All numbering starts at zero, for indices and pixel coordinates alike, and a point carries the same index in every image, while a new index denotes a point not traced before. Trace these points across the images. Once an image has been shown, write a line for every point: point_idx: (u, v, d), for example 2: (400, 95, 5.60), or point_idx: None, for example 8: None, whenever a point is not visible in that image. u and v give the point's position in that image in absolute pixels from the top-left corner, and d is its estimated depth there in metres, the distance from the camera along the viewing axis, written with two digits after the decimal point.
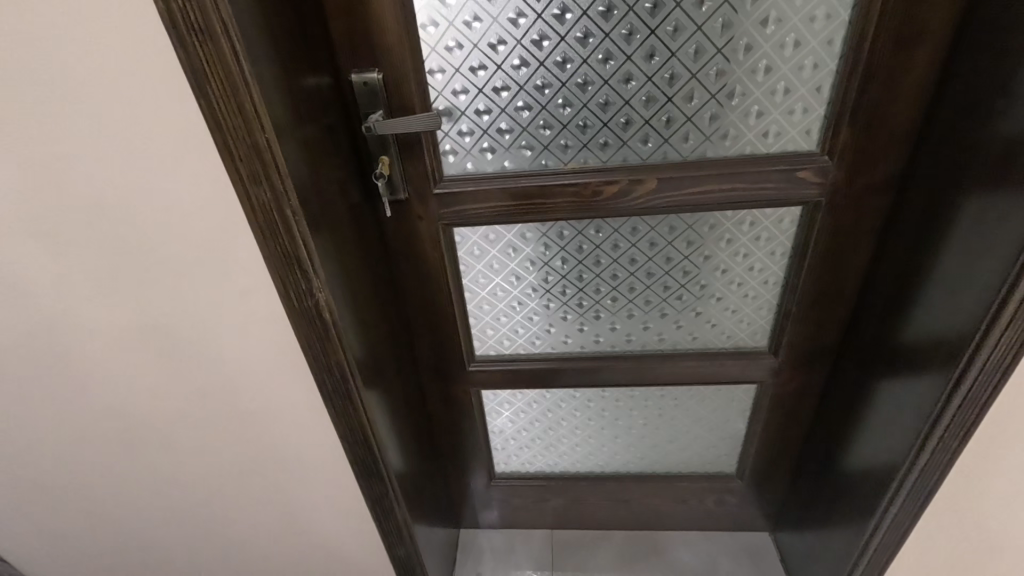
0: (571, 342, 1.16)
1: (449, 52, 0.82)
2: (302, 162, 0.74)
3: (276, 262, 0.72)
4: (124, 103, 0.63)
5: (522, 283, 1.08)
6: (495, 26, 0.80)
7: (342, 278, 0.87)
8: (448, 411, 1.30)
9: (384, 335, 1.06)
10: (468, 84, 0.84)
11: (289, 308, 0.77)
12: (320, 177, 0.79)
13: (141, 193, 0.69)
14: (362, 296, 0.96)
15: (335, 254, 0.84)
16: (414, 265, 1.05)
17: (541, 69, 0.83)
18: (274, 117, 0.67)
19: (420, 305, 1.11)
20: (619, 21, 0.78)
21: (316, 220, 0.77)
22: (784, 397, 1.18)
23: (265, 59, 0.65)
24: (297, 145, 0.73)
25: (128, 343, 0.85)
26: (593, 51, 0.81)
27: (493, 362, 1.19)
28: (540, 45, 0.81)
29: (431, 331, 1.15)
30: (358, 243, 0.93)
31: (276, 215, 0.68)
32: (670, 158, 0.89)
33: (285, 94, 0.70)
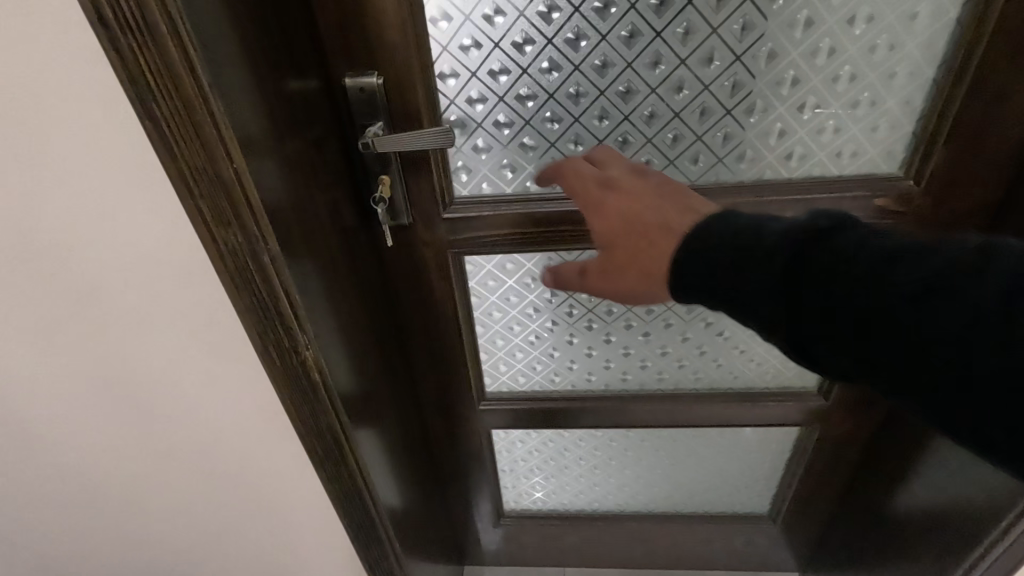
0: (595, 379, 1.03)
1: (465, 52, 0.67)
2: (282, 190, 0.59)
3: (255, 315, 0.58)
4: (50, 122, 0.48)
5: (541, 317, 0.94)
6: (523, 22, 0.65)
7: (331, 320, 0.73)
8: (453, 449, 1.17)
9: (381, 375, 0.93)
10: (486, 90, 0.70)
11: (270, 368, 0.62)
12: (305, 205, 0.65)
13: (80, 232, 0.55)
14: (356, 336, 0.82)
15: (323, 293, 0.70)
16: (418, 296, 0.91)
17: (576, 74, 0.68)
18: (247, 140, 0.52)
19: (424, 339, 0.97)
20: (677, 17, 0.64)
21: (300, 260, 0.63)
22: (830, 441, 1.06)
23: (233, 66, 0.50)
24: (276, 170, 0.58)
25: (80, 399, 0.71)
26: (642, 53, 0.66)
27: (506, 401, 1.05)
28: (576, 45, 0.66)
29: (436, 366, 1.02)
30: (352, 277, 0.79)
31: (252, 262, 0.54)
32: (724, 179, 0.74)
33: (261, 107, 0.55)
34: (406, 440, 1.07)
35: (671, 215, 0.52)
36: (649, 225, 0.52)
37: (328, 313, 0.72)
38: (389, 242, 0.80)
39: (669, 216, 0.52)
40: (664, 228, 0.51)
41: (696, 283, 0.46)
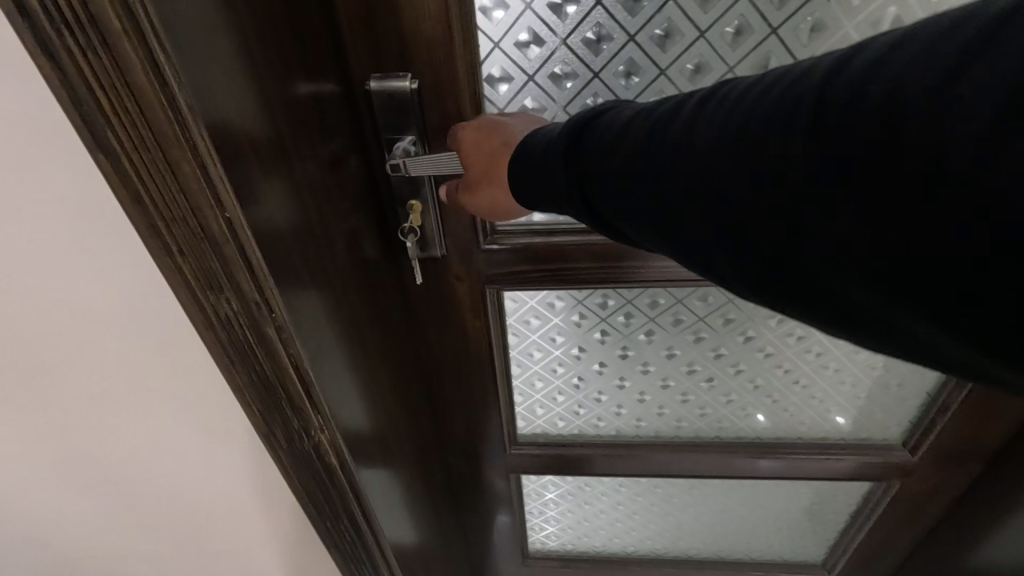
0: (645, 425, 0.90)
1: (522, 51, 0.53)
2: (287, 231, 0.45)
3: (258, 392, 0.44)
4: None
5: (589, 360, 0.81)
6: (599, 12, 0.51)
7: (343, 375, 0.60)
8: (477, 492, 1.05)
9: (399, 422, 0.80)
10: (545, 98, 0.56)
11: (280, 452, 0.49)
12: (316, 243, 0.51)
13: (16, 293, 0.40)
14: (373, 388, 0.69)
15: (333, 349, 0.57)
16: (447, 334, 0.78)
17: (661, 80, 0.54)
18: (241, 172, 0.37)
19: (451, 379, 0.84)
20: (803, 8, 0.49)
21: (306, 315, 0.50)
22: (907, 498, 0.93)
23: (225, 71, 0.36)
24: (280, 207, 0.44)
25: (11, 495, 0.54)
26: (749, 54, 0.52)
27: (541, 447, 0.92)
28: (665, 44, 0.52)
29: (463, 410, 0.89)
30: (371, 319, 0.66)
31: (251, 328, 0.40)
32: None
33: (264, 125, 0.41)
34: (425, 486, 0.95)
35: (489, 138, 0.52)
36: (475, 153, 0.52)
37: (340, 369, 0.59)
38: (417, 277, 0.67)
39: (491, 141, 0.52)
40: (488, 154, 0.51)
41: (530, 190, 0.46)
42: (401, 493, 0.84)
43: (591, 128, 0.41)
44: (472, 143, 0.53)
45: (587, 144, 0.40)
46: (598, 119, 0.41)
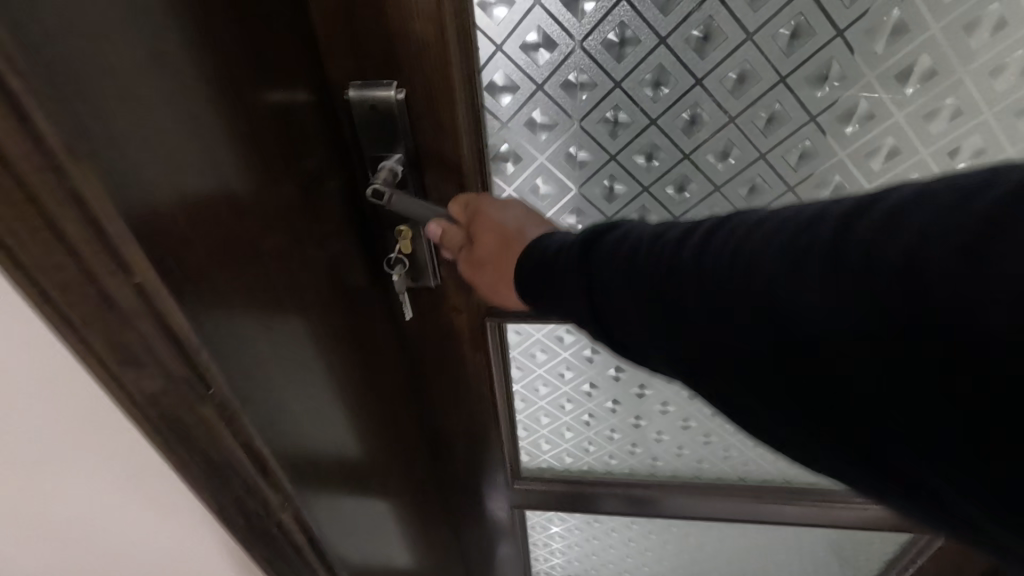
0: (662, 465, 0.82)
1: (529, 55, 0.45)
2: (242, 278, 0.37)
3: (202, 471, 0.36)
4: None
5: (600, 397, 0.73)
6: (623, 10, 0.42)
7: (323, 427, 0.53)
8: (479, 524, 0.98)
9: (391, 464, 0.72)
10: (556, 111, 0.47)
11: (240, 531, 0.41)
12: (286, 288, 0.43)
13: None
14: (360, 438, 0.62)
15: (309, 404, 0.49)
16: (444, 369, 0.70)
17: (696, 92, 0.45)
18: (157, 219, 0.29)
19: (449, 414, 0.76)
20: (880, 5, 0.39)
21: (268, 382, 0.41)
22: (954, 552, 0.84)
23: (138, 93, 0.28)
24: (233, 252, 0.36)
25: None
26: (806, 61, 0.42)
27: (547, 483, 0.84)
28: (704, 48, 0.43)
29: (462, 446, 0.81)
30: (356, 360, 0.58)
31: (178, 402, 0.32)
32: None
33: (210, 153, 0.33)
34: (421, 523, 0.88)
35: (504, 224, 0.43)
36: (487, 238, 0.43)
37: (319, 420, 0.51)
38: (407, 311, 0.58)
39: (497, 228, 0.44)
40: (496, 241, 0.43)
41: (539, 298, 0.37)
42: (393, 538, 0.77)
43: (603, 246, 0.33)
44: (487, 227, 0.44)
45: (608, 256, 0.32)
46: (613, 232, 0.33)
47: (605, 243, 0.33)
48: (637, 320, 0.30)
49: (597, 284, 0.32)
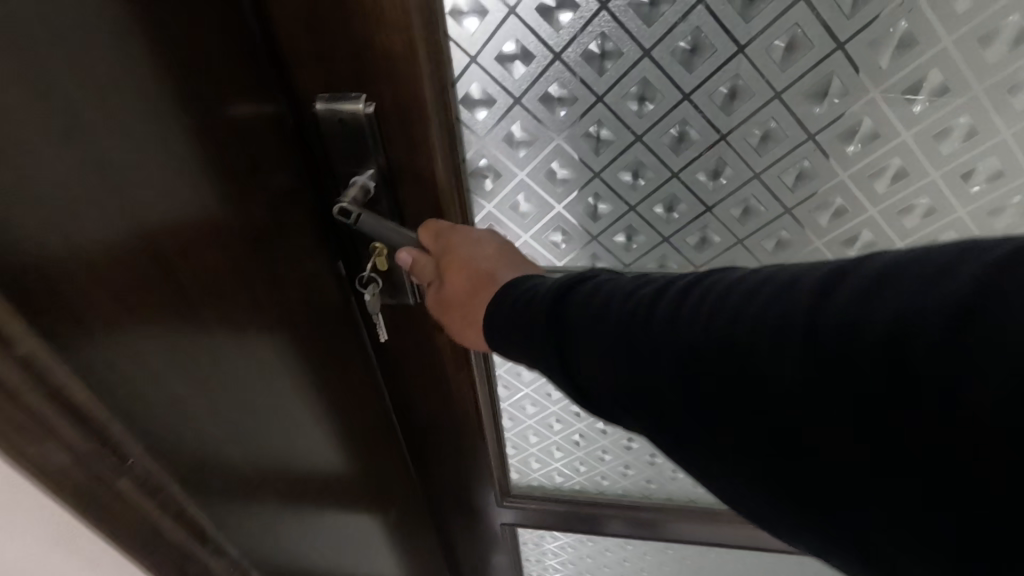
0: (656, 488, 0.79)
1: (505, 68, 0.42)
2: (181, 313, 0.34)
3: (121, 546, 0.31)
4: None
5: (590, 418, 0.70)
6: (603, 20, 0.38)
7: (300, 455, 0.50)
8: (469, 541, 0.95)
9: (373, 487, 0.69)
10: (535, 126, 0.45)
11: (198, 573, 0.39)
12: (254, 314, 0.41)
13: None
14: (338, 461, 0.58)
15: (288, 431, 0.47)
16: (427, 390, 0.66)
17: (683, 107, 0.42)
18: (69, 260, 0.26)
19: (434, 435, 0.73)
20: (885, 16, 0.35)
21: (240, 415, 0.40)
22: None
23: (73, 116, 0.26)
24: (168, 287, 0.33)
25: None
26: (803, 76, 0.39)
27: (536, 500, 0.82)
28: (691, 61, 0.39)
29: (450, 465, 0.78)
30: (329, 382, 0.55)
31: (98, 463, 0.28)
32: (921, 211, 0.44)
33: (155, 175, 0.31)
34: (409, 541, 0.85)
35: (473, 261, 0.42)
36: (455, 275, 0.42)
37: (300, 446, 0.49)
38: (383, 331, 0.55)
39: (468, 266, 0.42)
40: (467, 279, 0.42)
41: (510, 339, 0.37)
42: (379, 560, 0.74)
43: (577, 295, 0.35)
44: (450, 263, 0.42)
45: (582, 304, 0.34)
46: (591, 283, 0.35)
47: (581, 294, 0.35)
48: (608, 365, 0.31)
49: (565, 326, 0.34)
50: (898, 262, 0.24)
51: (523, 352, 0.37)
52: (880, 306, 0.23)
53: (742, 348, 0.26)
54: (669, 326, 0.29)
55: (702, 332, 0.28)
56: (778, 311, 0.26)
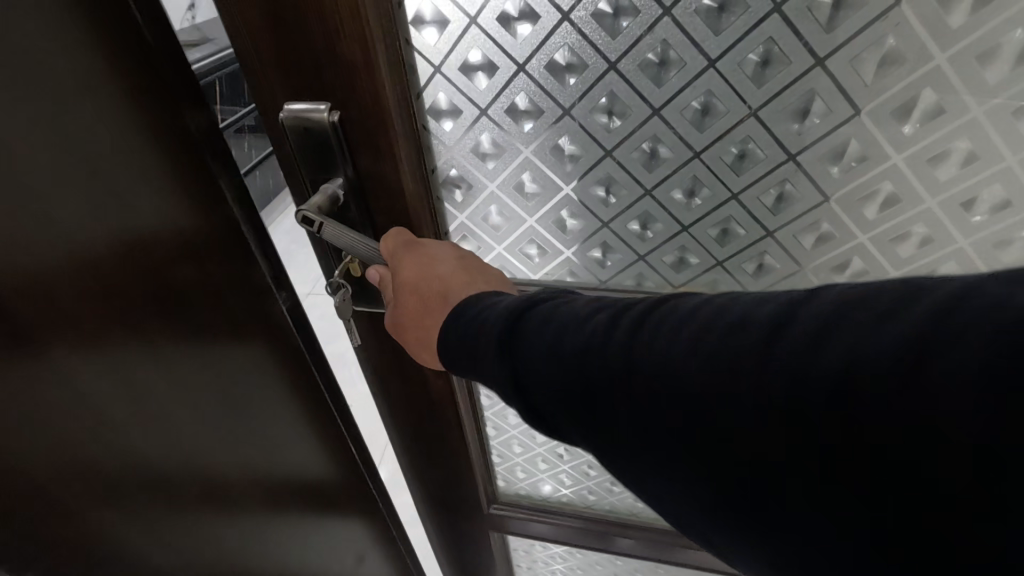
0: (643, 507, 0.76)
1: (468, 78, 0.40)
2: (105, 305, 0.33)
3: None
4: None
5: None
6: (566, 31, 0.37)
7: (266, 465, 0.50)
8: (452, 559, 0.92)
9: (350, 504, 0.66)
10: (503, 139, 0.43)
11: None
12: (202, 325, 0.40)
13: None
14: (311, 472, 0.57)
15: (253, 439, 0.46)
16: (405, 403, 0.65)
17: (653, 123, 0.39)
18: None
19: (414, 449, 0.71)
20: (869, 31, 0.32)
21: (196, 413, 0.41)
22: None
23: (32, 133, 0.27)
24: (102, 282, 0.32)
25: None
26: (780, 93, 0.36)
27: (521, 510, 0.81)
28: (660, 75, 0.37)
29: (433, 480, 0.75)
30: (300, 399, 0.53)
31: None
32: (917, 241, 0.41)
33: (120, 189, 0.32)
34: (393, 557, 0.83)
35: (436, 274, 0.41)
36: (411, 294, 0.41)
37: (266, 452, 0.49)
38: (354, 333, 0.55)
39: (430, 278, 0.41)
40: (429, 292, 0.40)
41: (460, 358, 0.35)
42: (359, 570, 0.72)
43: (535, 314, 0.32)
44: (404, 283, 0.42)
45: (542, 325, 0.31)
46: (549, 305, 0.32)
47: (539, 314, 0.32)
48: (565, 397, 0.29)
49: (526, 360, 0.31)
50: (842, 311, 0.22)
51: (471, 378, 0.36)
52: (820, 365, 0.21)
53: (688, 394, 0.24)
54: (615, 365, 0.27)
55: (643, 377, 0.26)
56: (718, 364, 0.24)
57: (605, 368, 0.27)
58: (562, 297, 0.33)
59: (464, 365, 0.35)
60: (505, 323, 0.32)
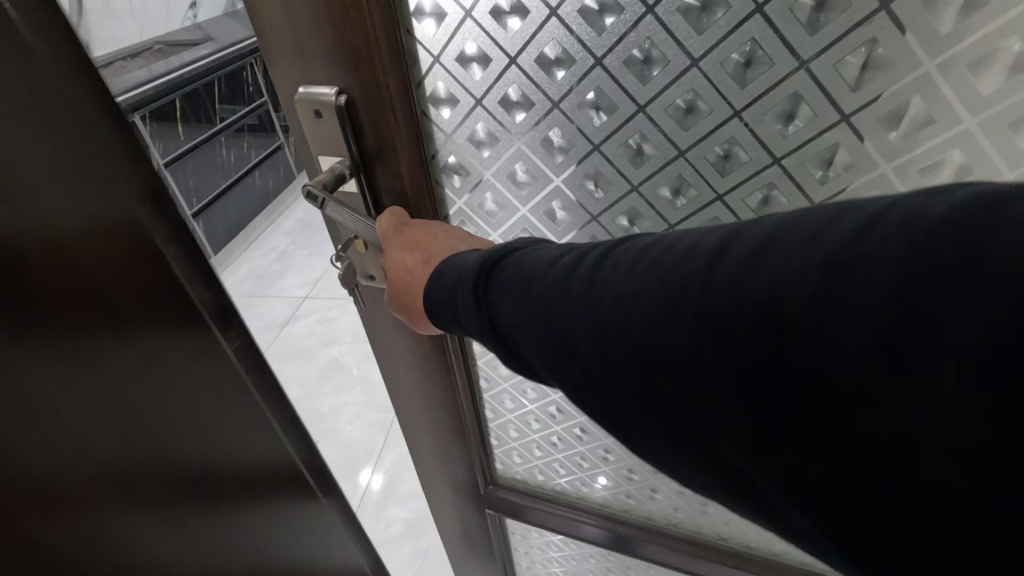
0: (635, 504, 0.77)
1: (464, 69, 0.42)
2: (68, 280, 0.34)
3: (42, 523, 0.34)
4: None
5: (567, 422, 0.70)
6: (554, 26, 0.38)
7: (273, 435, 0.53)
8: (453, 532, 0.94)
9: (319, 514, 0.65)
10: (498, 129, 0.45)
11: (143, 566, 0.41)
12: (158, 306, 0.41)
13: None
14: (304, 441, 0.60)
15: (231, 412, 0.49)
16: (407, 377, 0.67)
17: (638, 119, 0.40)
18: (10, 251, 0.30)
19: (417, 423, 0.73)
20: (855, 34, 0.32)
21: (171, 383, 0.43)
22: None
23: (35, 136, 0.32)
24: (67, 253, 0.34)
25: None
26: (764, 95, 0.36)
27: (517, 493, 0.82)
28: (645, 73, 0.38)
29: (434, 454, 0.77)
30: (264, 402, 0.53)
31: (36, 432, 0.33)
32: None
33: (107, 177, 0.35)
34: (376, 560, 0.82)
35: (435, 236, 0.44)
36: (403, 253, 0.44)
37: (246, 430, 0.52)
38: (359, 295, 0.58)
39: (429, 238, 0.44)
40: (424, 252, 0.43)
41: (444, 314, 0.37)
42: (350, 553, 0.73)
43: (504, 268, 0.34)
44: (394, 257, 0.44)
45: (511, 278, 0.33)
46: (517, 256, 0.34)
47: (507, 269, 0.34)
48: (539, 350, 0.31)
49: (499, 317, 0.33)
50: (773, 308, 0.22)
51: (454, 329, 0.38)
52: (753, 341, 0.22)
53: (644, 349, 0.26)
54: (576, 328, 0.29)
55: (603, 334, 0.28)
56: (671, 327, 0.25)
57: (570, 323, 0.29)
58: (532, 248, 0.34)
59: (450, 318, 0.37)
60: (476, 279, 0.34)
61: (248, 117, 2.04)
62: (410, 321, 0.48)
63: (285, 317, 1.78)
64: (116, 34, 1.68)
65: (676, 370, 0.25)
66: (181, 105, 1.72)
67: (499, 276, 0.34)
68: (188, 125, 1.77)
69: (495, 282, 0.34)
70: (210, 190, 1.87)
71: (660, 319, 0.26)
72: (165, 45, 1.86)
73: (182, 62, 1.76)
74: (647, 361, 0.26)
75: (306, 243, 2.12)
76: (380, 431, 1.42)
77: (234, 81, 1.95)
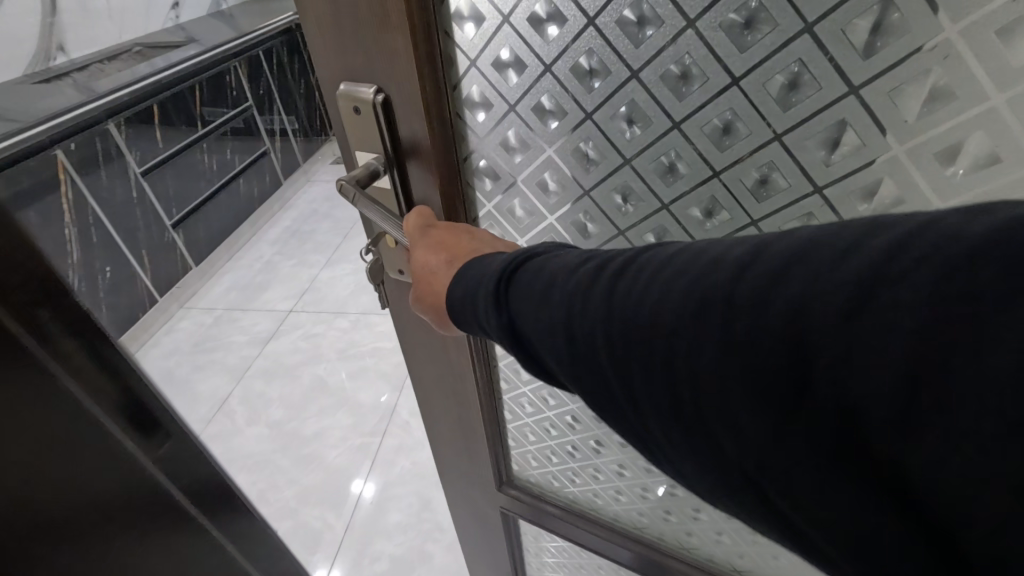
0: (648, 522, 0.75)
1: (499, 74, 0.42)
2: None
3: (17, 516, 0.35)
4: None
5: (584, 433, 0.70)
6: (590, 36, 0.37)
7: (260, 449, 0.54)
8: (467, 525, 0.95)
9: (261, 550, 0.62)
10: (529, 136, 0.44)
11: None
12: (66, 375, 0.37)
13: None
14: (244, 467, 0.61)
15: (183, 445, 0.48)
16: (430, 370, 0.68)
17: (672, 136, 0.38)
18: None
19: (438, 416, 0.74)
20: (914, 61, 0.29)
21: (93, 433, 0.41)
22: None
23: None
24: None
25: None
26: (808, 119, 0.34)
27: (533, 494, 0.82)
28: (682, 88, 0.36)
29: (452, 448, 0.78)
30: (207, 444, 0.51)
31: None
32: None
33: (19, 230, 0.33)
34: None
35: (462, 240, 0.44)
36: (429, 254, 0.44)
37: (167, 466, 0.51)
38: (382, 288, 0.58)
39: (456, 241, 0.44)
40: (450, 253, 0.43)
41: (464, 318, 0.37)
42: None
43: (529, 267, 0.33)
44: (419, 258, 0.44)
45: (532, 282, 0.32)
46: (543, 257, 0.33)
47: (532, 270, 0.32)
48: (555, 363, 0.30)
49: (520, 324, 0.32)
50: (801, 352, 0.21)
51: (470, 333, 0.38)
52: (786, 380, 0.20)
53: (666, 370, 0.25)
54: (592, 346, 0.28)
55: (622, 353, 0.26)
56: (696, 353, 0.24)
57: (589, 336, 0.28)
58: (556, 252, 0.33)
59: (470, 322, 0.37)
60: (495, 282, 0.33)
61: (234, 120, 2.12)
62: (431, 319, 0.48)
63: (269, 333, 1.83)
64: (88, 36, 1.89)
65: (700, 397, 0.24)
66: (162, 105, 1.76)
67: (521, 278, 0.32)
68: (170, 127, 1.82)
69: (516, 284, 0.32)
70: (190, 199, 1.95)
71: (680, 347, 0.24)
72: (141, 46, 2.01)
73: (167, 64, 1.84)
74: (666, 387, 0.25)
75: (291, 253, 2.20)
76: (365, 455, 1.44)
77: (216, 83, 2.01)
